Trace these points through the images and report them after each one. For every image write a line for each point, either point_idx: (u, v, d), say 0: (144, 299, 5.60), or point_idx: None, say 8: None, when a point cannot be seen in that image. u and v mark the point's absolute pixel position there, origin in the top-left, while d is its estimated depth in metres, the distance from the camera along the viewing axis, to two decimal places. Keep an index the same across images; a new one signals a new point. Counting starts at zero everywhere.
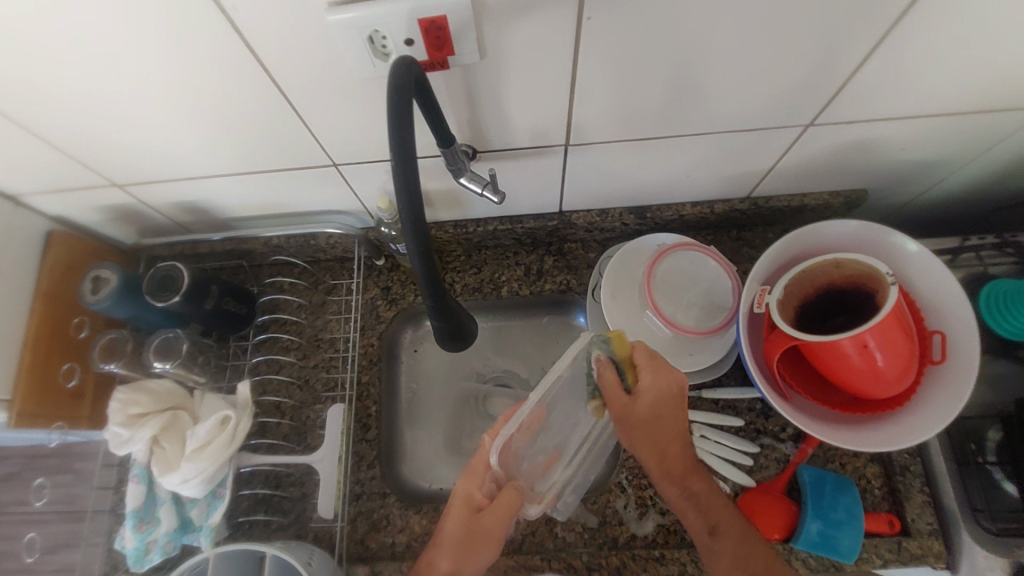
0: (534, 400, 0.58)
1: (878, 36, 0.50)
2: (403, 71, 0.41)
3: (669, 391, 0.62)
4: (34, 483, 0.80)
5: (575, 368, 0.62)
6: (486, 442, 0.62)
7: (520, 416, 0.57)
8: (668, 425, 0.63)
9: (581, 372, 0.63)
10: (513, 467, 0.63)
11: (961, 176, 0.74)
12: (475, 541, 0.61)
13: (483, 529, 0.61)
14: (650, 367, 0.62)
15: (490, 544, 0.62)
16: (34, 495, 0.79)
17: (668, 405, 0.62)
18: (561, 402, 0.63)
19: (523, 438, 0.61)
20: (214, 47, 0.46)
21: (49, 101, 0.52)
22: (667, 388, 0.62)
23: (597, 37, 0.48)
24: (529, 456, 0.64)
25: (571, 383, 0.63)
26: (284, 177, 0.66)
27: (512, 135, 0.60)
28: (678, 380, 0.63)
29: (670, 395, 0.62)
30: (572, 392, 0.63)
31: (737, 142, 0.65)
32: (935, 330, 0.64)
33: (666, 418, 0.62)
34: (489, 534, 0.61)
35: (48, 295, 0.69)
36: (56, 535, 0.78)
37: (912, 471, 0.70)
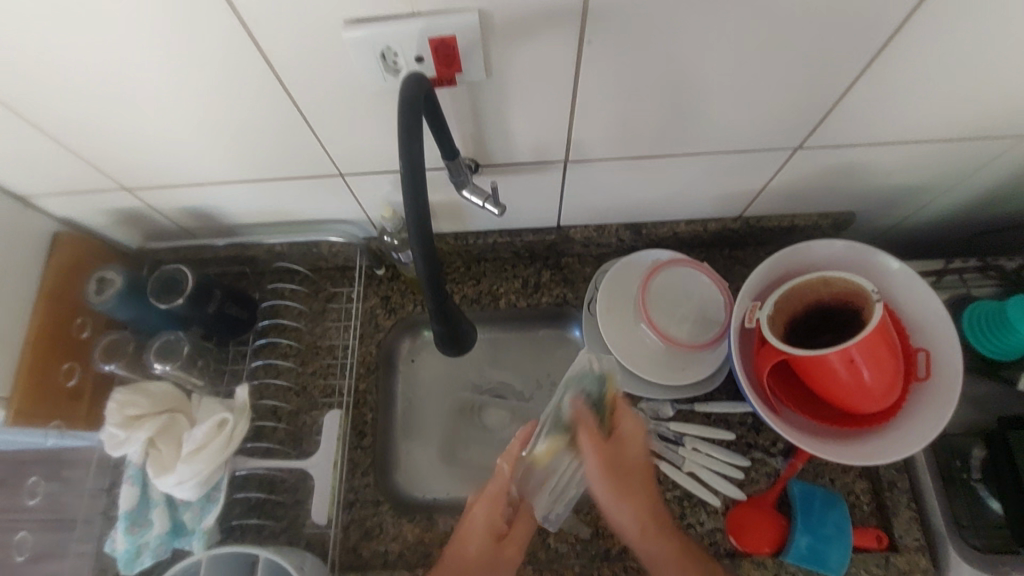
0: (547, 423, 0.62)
1: (862, 63, 0.53)
2: (414, 86, 0.43)
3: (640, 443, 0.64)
4: None
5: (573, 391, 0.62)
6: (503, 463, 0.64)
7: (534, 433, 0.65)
8: (637, 480, 0.63)
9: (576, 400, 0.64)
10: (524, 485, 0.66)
11: (944, 201, 0.77)
12: (498, 555, 0.63)
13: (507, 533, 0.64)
14: (628, 414, 0.65)
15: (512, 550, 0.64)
16: None
17: (632, 444, 0.64)
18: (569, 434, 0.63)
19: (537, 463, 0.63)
20: (234, 56, 0.49)
21: (69, 104, 0.54)
22: (634, 434, 0.64)
23: (598, 59, 0.51)
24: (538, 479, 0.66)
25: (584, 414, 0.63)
26: (291, 185, 0.68)
27: (514, 150, 0.63)
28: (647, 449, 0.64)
29: (637, 440, 0.64)
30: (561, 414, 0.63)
31: (729, 162, 0.67)
32: (920, 347, 0.66)
33: (636, 474, 0.63)
34: (508, 542, 0.64)
35: (52, 295, 0.70)
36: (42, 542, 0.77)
37: (898, 486, 0.72)
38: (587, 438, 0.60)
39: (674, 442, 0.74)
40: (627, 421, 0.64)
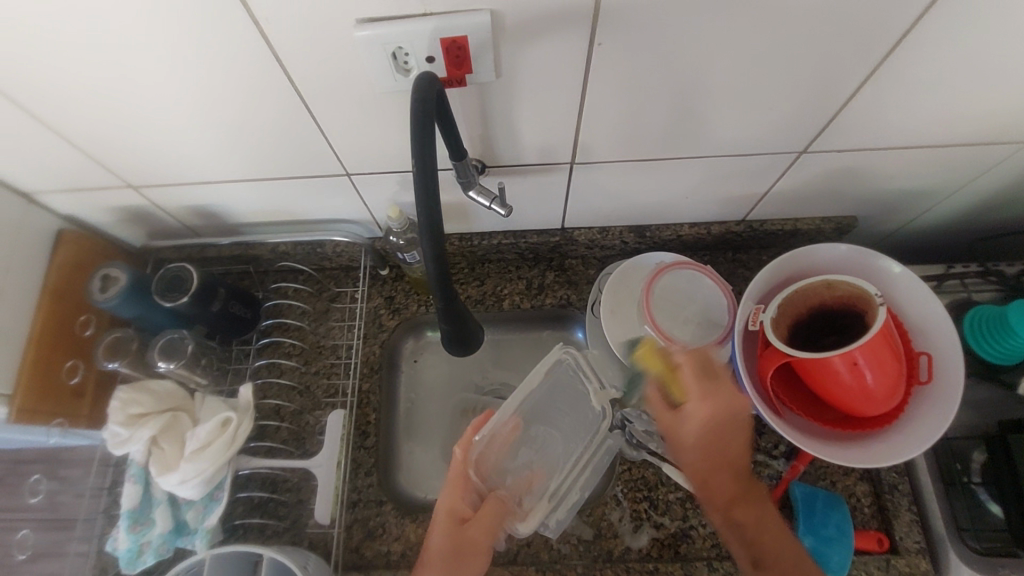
0: (506, 409, 0.72)
1: (869, 68, 0.54)
2: (426, 86, 0.43)
3: (724, 414, 0.55)
4: (24, 483, 0.79)
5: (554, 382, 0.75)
6: (458, 450, 0.66)
7: (492, 422, 0.70)
8: (722, 450, 0.57)
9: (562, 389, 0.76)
10: (496, 478, 0.70)
11: (946, 206, 0.78)
12: (461, 552, 0.60)
13: (468, 530, 0.61)
14: (701, 387, 0.56)
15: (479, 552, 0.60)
16: (24, 493, 0.79)
17: (722, 419, 0.56)
18: (540, 417, 0.75)
19: (506, 448, 0.72)
20: (246, 55, 0.49)
21: (78, 101, 0.54)
22: (725, 407, 0.55)
23: (607, 62, 0.51)
24: (513, 468, 0.72)
25: (550, 400, 0.75)
26: (298, 185, 0.68)
27: (521, 151, 0.63)
28: (737, 402, 0.56)
29: (725, 415, 0.56)
30: (551, 401, 0.75)
31: (734, 165, 0.68)
32: (922, 351, 0.66)
33: (715, 442, 0.56)
34: (474, 545, 0.60)
35: (56, 292, 0.69)
36: (41, 541, 0.76)
37: (900, 489, 0.72)
38: (654, 390, 0.60)
39: None
40: (720, 386, 0.56)
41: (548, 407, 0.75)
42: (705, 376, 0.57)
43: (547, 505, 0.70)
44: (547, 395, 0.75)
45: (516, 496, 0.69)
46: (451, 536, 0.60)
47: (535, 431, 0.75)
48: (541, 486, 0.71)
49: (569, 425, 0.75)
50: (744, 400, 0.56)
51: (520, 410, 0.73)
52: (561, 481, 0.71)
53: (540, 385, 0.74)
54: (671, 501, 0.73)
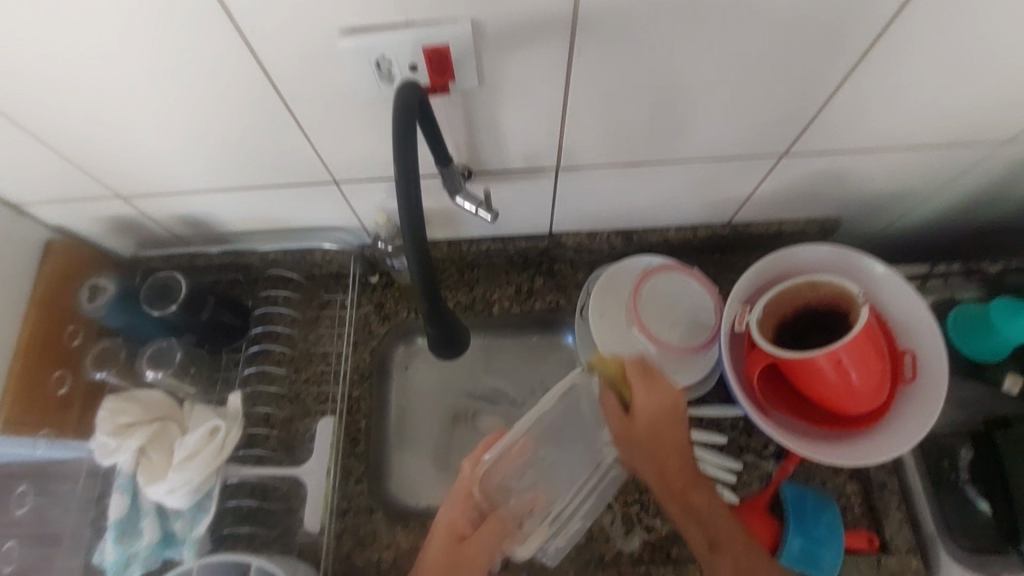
0: (514, 435, 0.66)
1: (843, 70, 0.55)
2: (407, 94, 0.44)
3: (661, 407, 0.63)
4: None
5: (567, 406, 0.70)
6: (467, 466, 0.66)
7: (505, 446, 0.66)
8: (668, 444, 0.63)
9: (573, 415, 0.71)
10: (499, 496, 0.69)
11: (927, 207, 0.79)
12: (458, 573, 0.63)
13: (469, 549, 0.64)
14: (649, 384, 0.64)
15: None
16: None
17: (660, 412, 0.63)
18: (552, 439, 0.71)
19: (512, 468, 0.69)
20: (231, 64, 0.49)
21: (66, 113, 0.54)
22: (661, 399, 0.64)
23: (586, 68, 0.52)
24: (519, 490, 0.70)
25: (563, 422, 0.71)
26: (286, 193, 0.68)
27: (506, 157, 0.64)
28: (676, 396, 0.64)
29: (665, 408, 0.63)
30: (561, 430, 0.71)
31: (717, 169, 0.69)
32: (906, 349, 0.67)
33: (661, 437, 0.63)
34: (476, 568, 0.64)
35: (44, 303, 0.70)
36: None
37: (889, 488, 0.72)
38: (613, 398, 0.66)
39: None
40: (653, 386, 0.64)
41: (560, 435, 0.71)
42: (640, 376, 0.65)
43: (547, 531, 0.71)
44: (563, 417, 0.71)
45: (517, 518, 0.70)
46: (450, 556, 0.63)
47: (544, 452, 0.71)
48: (542, 509, 0.71)
49: (579, 446, 0.72)
50: (670, 392, 0.64)
51: (530, 434, 0.68)
52: (564, 505, 0.72)
53: (554, 410, 0.69)
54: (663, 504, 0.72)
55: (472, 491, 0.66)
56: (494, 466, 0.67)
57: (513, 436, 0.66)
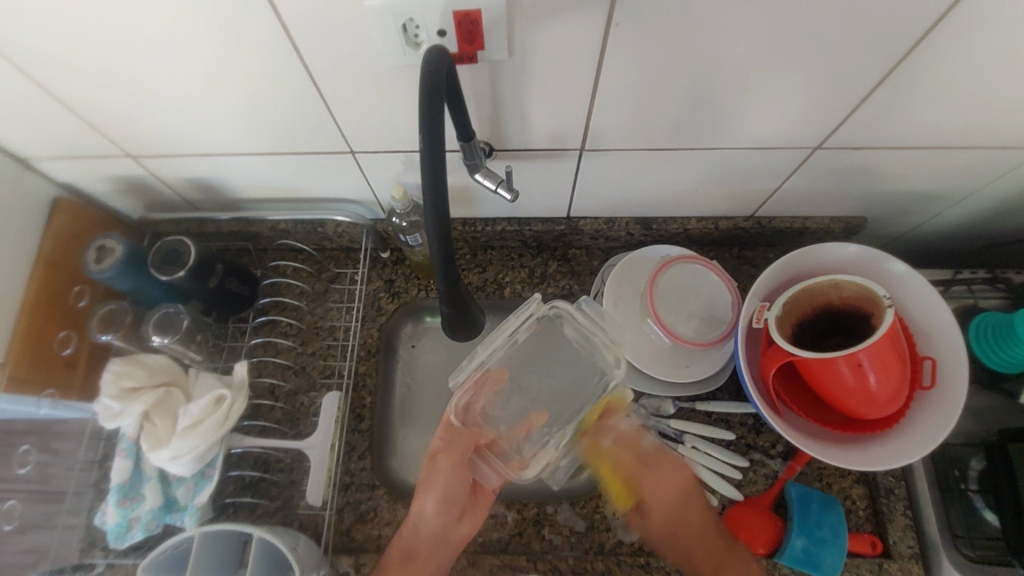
0: (485, 361, 0.71)
1: (891, 63, 0.52)
2: (436, 60, 0.42)
3: (676, 489, 0.64)
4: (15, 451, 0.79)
5: (543, 333, 0.74)
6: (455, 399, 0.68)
7: (478, 372, 0.69)
8: (691, 530, 0.63)
9: (553, 343, 0.74)
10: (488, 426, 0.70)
11: (959, 210, 0.77)
12: (435, 480, 0.65)
13: (451, 463, 0.65)
14: (658, 466, 0.64)
15: (460, 492, 0.66)
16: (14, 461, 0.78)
17: (676, 495, 0.63)
18: (535, 366, 0.74)
19: (494, 394, 0.71)
20: (252, 23, 0.47)
21: (78, 68, 0.53)
22: (671, 486, 0.64)
23: (623, 43, 0.49)
24: (508, 420, 0.71)
25: (542, 350, 0.74)
26: (301, 161, 0.66)
27: (529, 136, 0.62)
28: (683, 478, 0.64)
29: (677, 495, 0.63)
30: (541, 358, 0.74)
31: (747, 159, 0.66)
32: (925, 355, 0.66)
33: (684, 525, 0.63)
34: (458, 490, 0.65)
35: (50, 261, 0.68)
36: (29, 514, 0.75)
37: (895, 494, 0.71)
38: (625, 461, 0.64)
39: (673, 439, 0.74)
40: (664, 469, 0.64)
41: (542, 362, 0.74)
42: (647, 463, 0.64)
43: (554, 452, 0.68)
44: (541, 347, 0.74)
45: (512, 443, 0.69)
46: (438, 467, 0.65)
47: (527, 379, 0.73)
48: (539, 432, 0.70)
49: (569, 374, 0.73)
50: (682, 476, 0.64)
51: (503, 361, 0.73)
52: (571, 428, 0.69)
53: (528, 335, 0.74)
54: None
55: (449, 418, 0.67)
56: (471, 399, 0.69)
57: (485, 364, 0.71)
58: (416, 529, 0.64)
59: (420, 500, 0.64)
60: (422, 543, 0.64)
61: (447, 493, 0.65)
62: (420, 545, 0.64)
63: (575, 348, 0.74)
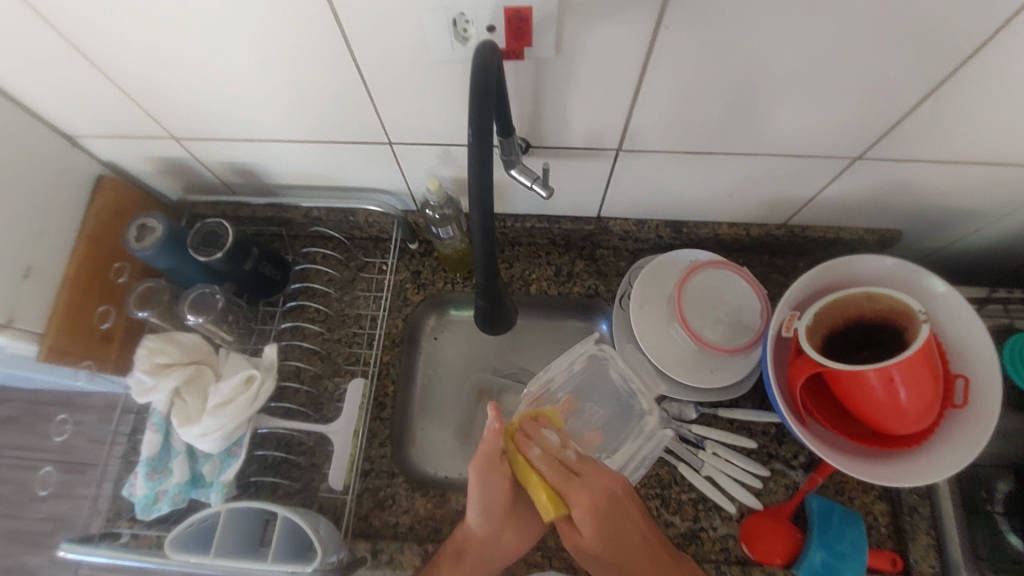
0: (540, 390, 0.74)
1: (943, 76, 0.51)
2: (487, 54, 0.42)
3: (602, 499, 0.63)
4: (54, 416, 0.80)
5: (593, 373, 0.76)
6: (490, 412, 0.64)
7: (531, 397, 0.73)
8: (621, 525, 0.63)
9: (603, 382, 0.76)
10: None
11: (1000, 228, 0.75)
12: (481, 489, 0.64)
13: (492, 476, 0.64)
14: (581, 484, 0.64)
15: (499, 499, 0.66)
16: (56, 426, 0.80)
17: (603, 499, 0.63)
18: (589, 398, 0.76)
19: None
20: (304, 11, 0.48)
21: (131, 48, 0.54)
22: (597, 490, 0.64)
23: (670, 44, 0.49)
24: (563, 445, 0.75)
25: (591, 386, 0.76)
26: (338, 149, 0.67)
27: (568, 134, 0.62)
28: (608, 480, 0.65)
29: (605, 497, 0.64)
30: (593, 394, 0.76)
31: (785, 166, 0.66)
32: (959, 373, 0.64)
33: (615, 520, 0.63)
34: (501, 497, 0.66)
35: (92, 237, 0.70)
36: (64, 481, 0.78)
37: (920, 512, 0.70)
38: (551, 474, 0.64)
39: (694, 444, 0.74)
40: (587, 477, 0.65)
41: (595, 400, 0.76)
42: (573, 473, 0.65)
43: None
44: (592, 382, 0.76)
45: None
46: (480, 482, 0.64)
47: (582, 410, 0.75)
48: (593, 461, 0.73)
49: (617, 409, 0.75)
50: (611, 478, 0.65)
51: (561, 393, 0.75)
52: (614, 460, 0.72)
53: (579, 371, 0.76)
54: (684, 501, 0.72)
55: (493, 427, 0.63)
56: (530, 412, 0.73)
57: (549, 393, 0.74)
58: (467, 537, 0.66)
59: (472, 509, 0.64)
60: (475, 553, 0.66)
61: (483, 501, 0.64)
62: (477, 555, 0.65)
63: (620, 385, 0.75)
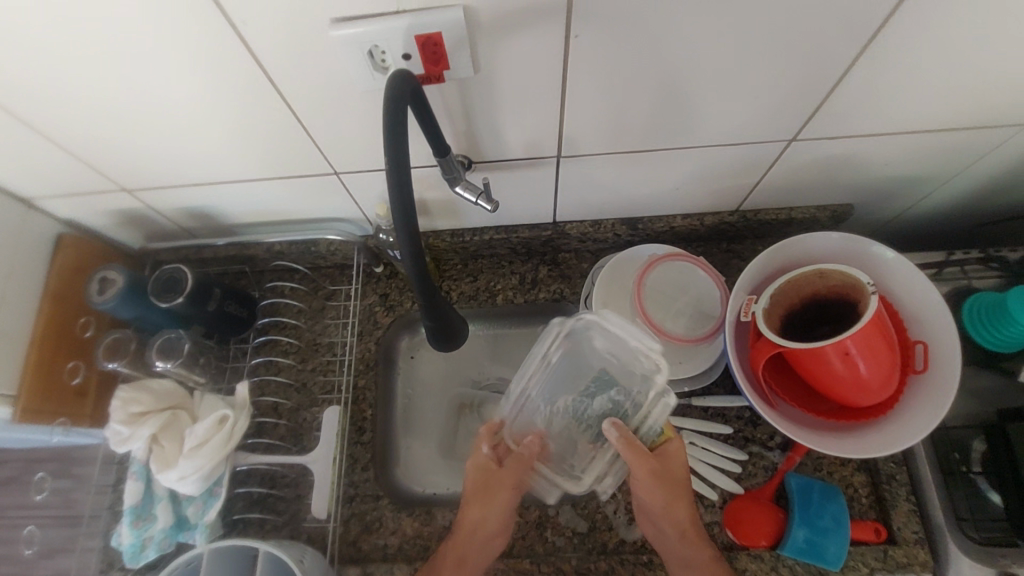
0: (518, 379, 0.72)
1: (854, 51, 0.53)
2: (399, 83, 0.43)
3: (675, 469, 0.66)
4: None
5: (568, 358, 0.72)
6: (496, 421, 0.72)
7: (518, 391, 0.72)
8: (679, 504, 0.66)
9: (580, 365, 0.73)
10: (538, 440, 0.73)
11: (947, 192, 0.76)
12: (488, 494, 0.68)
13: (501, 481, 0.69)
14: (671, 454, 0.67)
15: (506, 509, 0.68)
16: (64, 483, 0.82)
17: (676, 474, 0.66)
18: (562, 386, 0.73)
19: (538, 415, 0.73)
20: (231, 60, 0.50)
21: (66, 109, 0.55)
22: (674, 462, 0.66)
23: (585, 52, 0.51)
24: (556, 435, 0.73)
25: (568, 378, 0.73)
26: (287, 184, 0.68)
27: (506, 147, 0.63)
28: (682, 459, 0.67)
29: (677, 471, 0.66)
30: (568, 383, 0.73)
31: (724, 155, 0.67)
32: (917, 340, 0.66)
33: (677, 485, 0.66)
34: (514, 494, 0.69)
35: (57, 294, 0.71)
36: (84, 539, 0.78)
37: (898, 480, 0.71)
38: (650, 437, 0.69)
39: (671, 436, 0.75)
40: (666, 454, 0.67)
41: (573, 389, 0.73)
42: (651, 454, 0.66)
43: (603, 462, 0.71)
44: (568, 370, 0.73)
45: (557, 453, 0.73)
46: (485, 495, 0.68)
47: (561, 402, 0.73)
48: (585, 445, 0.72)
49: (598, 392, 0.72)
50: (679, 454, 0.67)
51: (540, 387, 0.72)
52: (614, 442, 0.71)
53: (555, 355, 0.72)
54: None
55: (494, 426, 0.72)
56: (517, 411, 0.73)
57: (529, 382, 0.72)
58: (461, 541, 0.66)
59: (472, 508, 0.67)
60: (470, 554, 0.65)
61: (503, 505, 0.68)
62: (470, 550, 0.65)
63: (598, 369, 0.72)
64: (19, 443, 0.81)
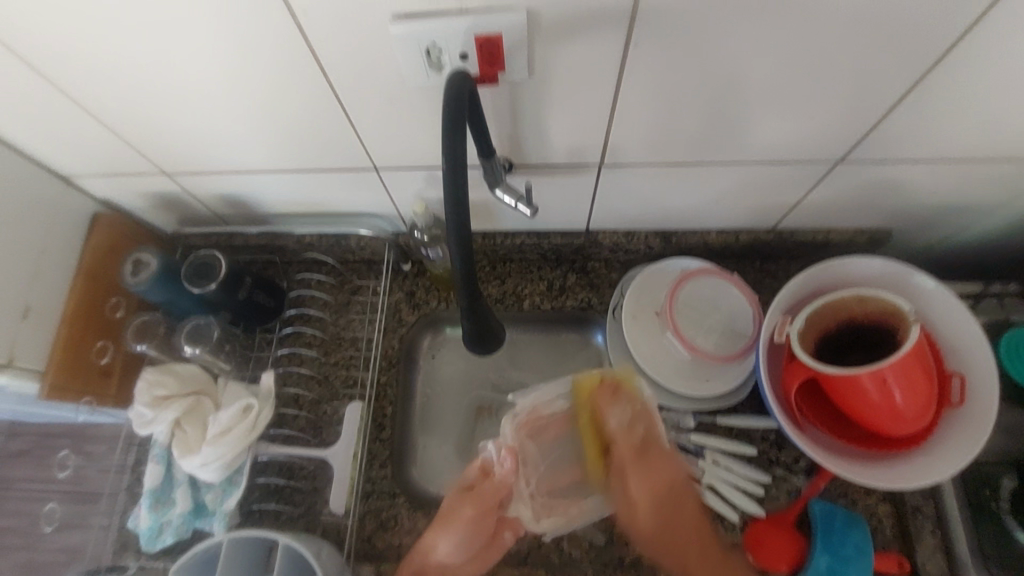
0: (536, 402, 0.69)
1: (913, 77, 0.52)
2: (459, 85, 0.43)
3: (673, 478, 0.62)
4: None
5: None
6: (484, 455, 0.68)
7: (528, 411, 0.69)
8: (681, 514, 0.60)
9: None
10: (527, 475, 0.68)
11: (989, 222, 0.75)
12: (454, 513, 0.65)
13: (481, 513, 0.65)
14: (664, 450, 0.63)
15: (479, 536, 0.65)
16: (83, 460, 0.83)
17: (666, 484, 0.61)
18: None
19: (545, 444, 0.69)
20: (289, 53, 0.50)
21: (117, 91, 0.55)
22: (669, 474, 0.62)
23: (641, 63, 0.50)
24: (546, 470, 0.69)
25: None
26: (326, 177, 0.68)
27: (550, 152, 0.63)
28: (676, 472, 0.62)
29: (665, 484, 0.61)
30: None
31: (767, 172, 0.66)
32: (955, 371, 0.64)
33: (688, 511, 0.61)
34: (485, 533, 0.65)
35: (90, 273, 0.72)
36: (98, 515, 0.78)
37: (924, 512, 0.70)
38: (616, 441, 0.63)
39: (694, 454, 0.73)
40: (655, 459, 0.62)
41: None
42: (638, 451, 0.62)
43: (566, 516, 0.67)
44: None
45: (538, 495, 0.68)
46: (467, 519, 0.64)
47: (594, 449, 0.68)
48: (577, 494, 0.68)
49: None
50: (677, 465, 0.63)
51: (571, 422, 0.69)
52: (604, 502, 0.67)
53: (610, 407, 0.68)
54: None
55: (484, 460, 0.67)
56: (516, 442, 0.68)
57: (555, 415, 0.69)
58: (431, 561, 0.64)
59: (443, 535, 0.64)
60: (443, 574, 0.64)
61: (465, 535, 0.64)
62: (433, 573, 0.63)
63: None
64: (40, 417, 0.81)
